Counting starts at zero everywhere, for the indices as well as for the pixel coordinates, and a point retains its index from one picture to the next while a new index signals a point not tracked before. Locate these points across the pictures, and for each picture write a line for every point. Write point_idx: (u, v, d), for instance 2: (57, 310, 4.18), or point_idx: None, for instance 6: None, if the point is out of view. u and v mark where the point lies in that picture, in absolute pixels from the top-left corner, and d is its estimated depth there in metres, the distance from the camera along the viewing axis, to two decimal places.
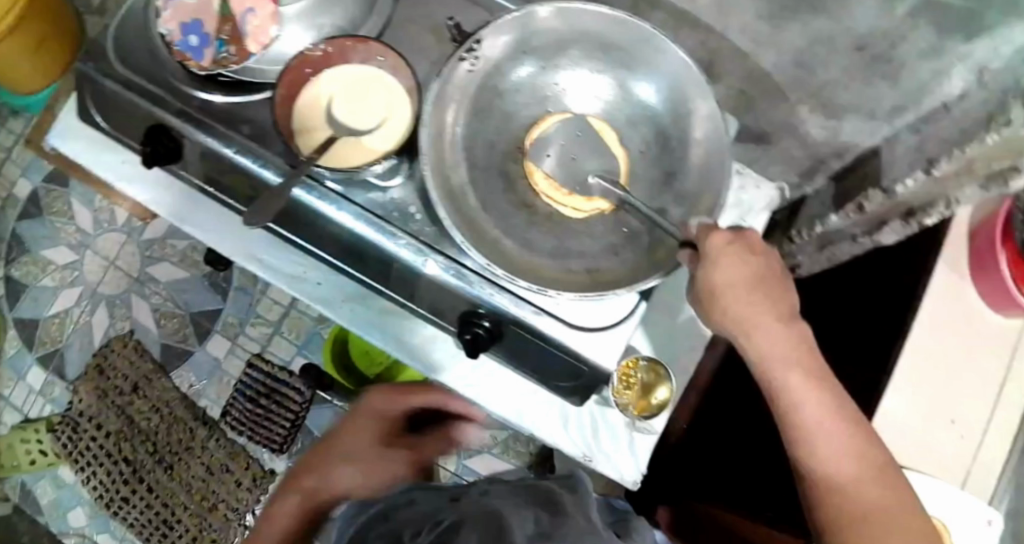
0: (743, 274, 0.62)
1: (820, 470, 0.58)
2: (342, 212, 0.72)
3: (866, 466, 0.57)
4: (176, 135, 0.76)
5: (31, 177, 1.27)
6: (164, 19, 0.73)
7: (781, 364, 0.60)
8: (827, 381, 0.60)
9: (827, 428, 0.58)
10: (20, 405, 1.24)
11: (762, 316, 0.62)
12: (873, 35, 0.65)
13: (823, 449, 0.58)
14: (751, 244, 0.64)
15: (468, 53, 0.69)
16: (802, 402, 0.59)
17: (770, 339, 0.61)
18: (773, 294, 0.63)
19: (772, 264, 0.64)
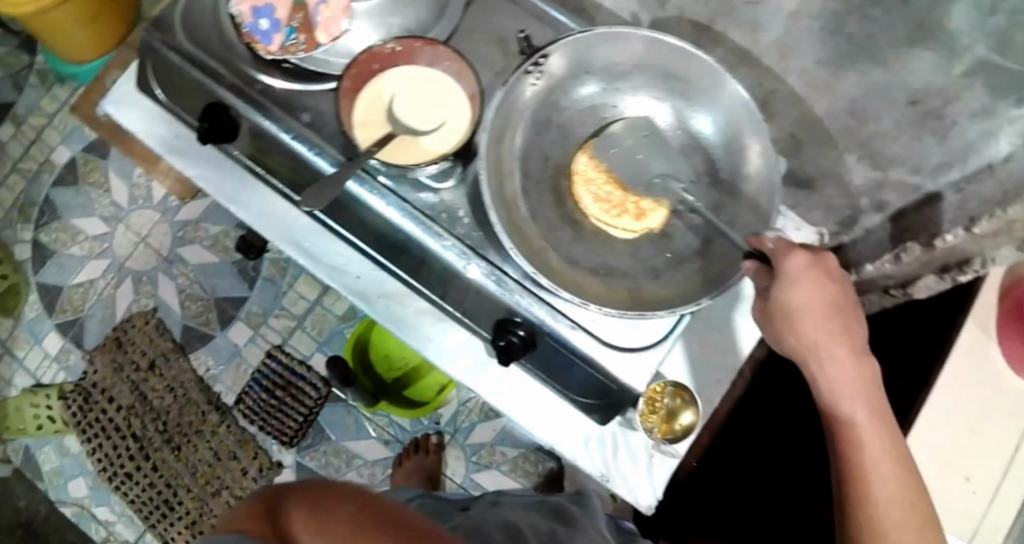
0: (823, 299, 0.66)
1: (867, 504, 0.62)
2: (391, 208, 0.74)
3: (910, 511, 0.61)
4: (233, 115, 0.77)
5: (71, 145, 1.28)
6: (236, 1, 0.75)
7: (845, 397, 0.64)
8: (887, 422, 0.64)
9: (879, 466, 0.62)
10: (34, 370, 1.24)
11: (837, 344, 0.65)
12: (928, 91, 0.67)
13: (874, 485, 0.62)
14: (831, 270, 0.67)
15: (534, 67, 0.70)
16: (862, 436, 0.63)
17: (838, 370, 0.65)
18: (850, 327, 0.66)
19: (851, 296, 0.67)
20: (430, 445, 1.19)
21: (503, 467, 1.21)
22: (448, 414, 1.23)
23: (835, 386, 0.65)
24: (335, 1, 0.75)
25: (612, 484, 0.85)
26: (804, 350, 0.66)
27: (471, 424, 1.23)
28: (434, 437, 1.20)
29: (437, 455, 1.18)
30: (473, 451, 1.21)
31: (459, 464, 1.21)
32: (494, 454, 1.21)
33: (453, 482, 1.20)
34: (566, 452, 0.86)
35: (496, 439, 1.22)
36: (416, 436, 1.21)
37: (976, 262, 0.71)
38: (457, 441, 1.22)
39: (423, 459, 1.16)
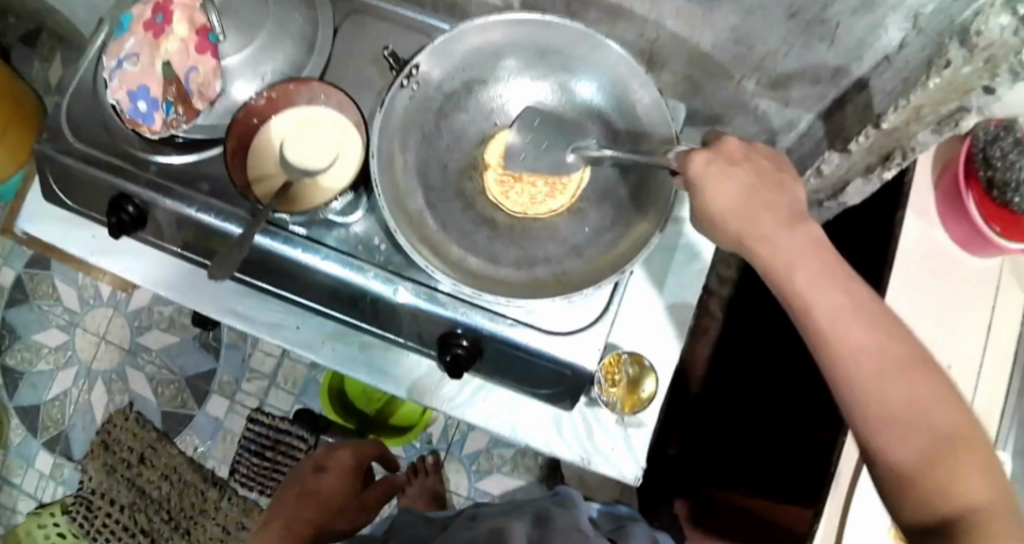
0: (735, 186, 0.58)
1: (848, 369, 0.51)
2: (310, 254, 0.74)
3: (893, 359, 0.50)
4: (138, 203, 0.77)
5: (13, 264, 1.30)
6: (112, 89, 0.75)
7: (787, 270, 0.54)
8: (840, 272, 0.54)
9: (840, 320, 0.52)
10: (34, 492, 1.26)
11: (763, 219, 0.57)
12: (804, 1, 0.63)
13: (843, 344, 0.51)
14: (735, 154, 0.59)
15: (407, 80, 0.70)
16: (814, 300, 0.53)
17: (769, 241, 0.56)
18: (773, 204, 0.57)
19: (770, 170, 0.59)
20: (427, 465, 1.20)
21: (504, 469, 1.23)
22: (437, 432, 1.25)
23: (773, 256, 0.55)
24: (204, 64, 0.72)
25: (596, 465, 0.86)
26: (737, 238, 0.58)
27: (463, 435, 1.24)
28: (430, 457, 1.22)
29: (438, 473, 1.20)
30: (471, 460, 1.23)
31: (459, 477, 1.23)
32: (492, 458, 1.23)
33: (459, 496, 1.22)
34: (542, 446, 0.86)
35: (490, 443, 1.24)
36: (413, 460, 1.23)
37: (895, 155, 0.72)
38: (454, 454, 1.24)
39: (424, 481, 1.18)
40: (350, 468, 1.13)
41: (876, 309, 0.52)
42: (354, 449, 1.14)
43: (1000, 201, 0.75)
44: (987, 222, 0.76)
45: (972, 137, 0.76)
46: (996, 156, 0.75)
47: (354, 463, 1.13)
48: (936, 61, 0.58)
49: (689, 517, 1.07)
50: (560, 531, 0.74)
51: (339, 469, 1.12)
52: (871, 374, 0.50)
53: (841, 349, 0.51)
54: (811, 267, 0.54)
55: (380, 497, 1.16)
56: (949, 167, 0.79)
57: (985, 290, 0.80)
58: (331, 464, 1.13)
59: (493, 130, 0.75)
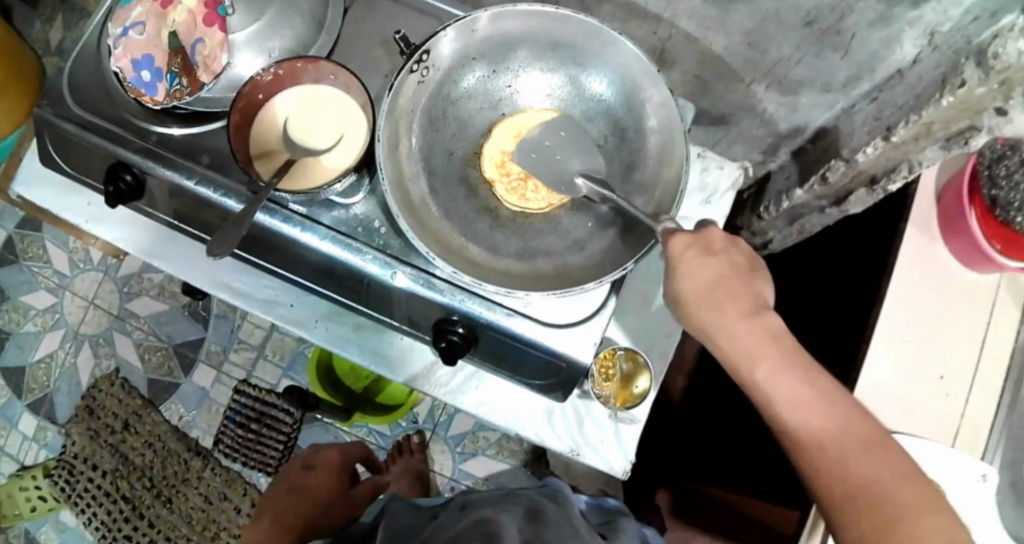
0: (705, 272, 0.60)
1: (813, 454, 0.53)
2: (309, 234, 0.73)
3: (856, 441, 0.53)
4: (137, 173, 0.76)
5: (4, 223, 1.28)
6: (116, 57, 0.73)
7: (748, 363, 0.56)
8: (800, 362, 0.56)
9: (802, 411, 0.54)
10: (16, 453, 1.26)
11: (725, 311, 0.58)
12: (821, 9, 0.62)
13: (805, 433, 0.54)
14: (713, 244, 0.61)
15: (417, 65, 0.69)
16: (774, 393, 0.55)
17: (734, 336, 0.57)
18: (738, 290, 0.59)
19: (739, 260, 0.60)
20: (412, 444, 1.22)
21: (489, 451, 1.23)
22: (424, 411, 1.25)
23: (735, 349, 0.57)
24: (211, 36, 0.72)
25: (585, 457, 0.86)
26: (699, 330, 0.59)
27: (449, 416, 1.25)
28: (416, 437, 1.23)
29: (422, 453, 1.22)
30: (457, 442, 1.24)
31: (444, 457, 1.24)
32: (478, 440, 1.24)
33: (443, 476, 1.23)
34: (531, 435, 0.86)
35: (475, 426, 1.24)
36: (399, 439, 1.24)
37: (901, 169, 0.72)
38: (439, 435, 1.24)
39: (408, 461, 1.20)
40: (336, 467, 1.13)
41: (838, 399, 0.54)
42: (341, 451, 1.16)
43: (1001, 219, 0.76)
44: (987, 241, 0.76)
45: (978, 155, 0.77)
46: (1001, 175, 0.77)
47: (339, 462, 1.14)
48: (951, 81, 0.58)
49: (671, 509, 1.09)
50: (548, 522, 0.75)
51: (325, 466, 1.13)
52: (833, 459, 0.53)
53: (808, 438, 0.54)
54: (773, 361, 0.56)
55: (367, 496, 1.14)
56: (954, 181, 0.80)
57: (982, 304, 0.81)
58: (317, 462, 1.14)
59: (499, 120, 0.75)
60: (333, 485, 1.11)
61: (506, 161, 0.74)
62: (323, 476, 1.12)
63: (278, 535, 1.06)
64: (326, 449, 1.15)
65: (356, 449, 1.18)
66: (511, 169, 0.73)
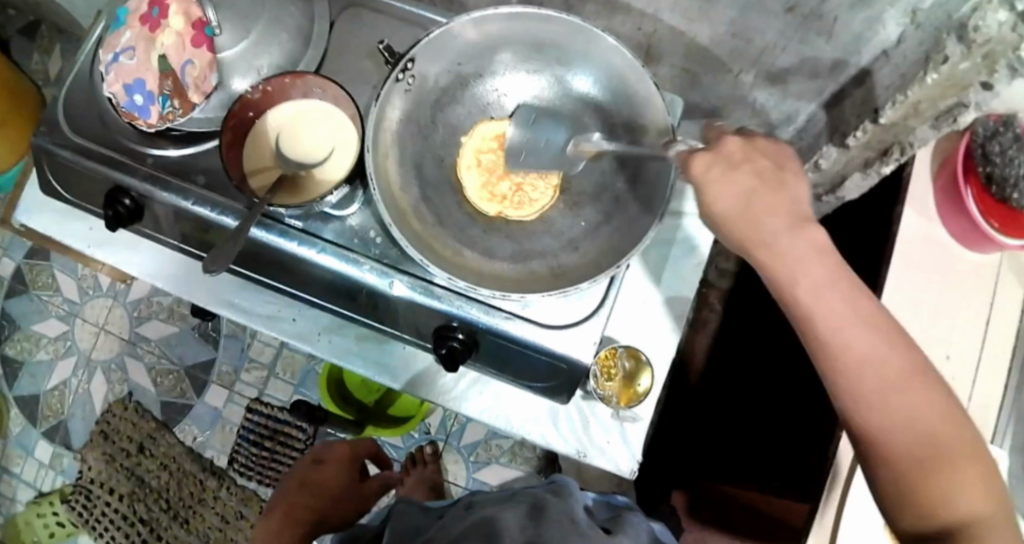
0: (736, 187, 0.55)
1: (852, 379, 0.50)
2: (305, 248, 0.74)
3: (901, 374, 0.50)
4: (135, 197, 0.77)
5: (12, 254, 1.30)
6: (108, 83, 0.75)
7: (795, 282, 0.52)
8: (851, 284, 0.52)
9: (843, 330, 0.51)
10: (32, 482, 1.27)
11: (772, 228, 0.53)
12: None
13: (850, 359, 0.50)
14: (735, 155, 0.55)
15: (402, 74, 0.69)
16: (821, 316, 0.51)
17: (784, 253, 0.53)
18: (779, 208, 0.54)
19: (768, 170, 0.55)
20: (426, 455, 1.21)
21: (503, 459, 1.23)
22: (436, 422, 1.25)
23: (782, 264, 0.53)
24: (200, 57, 0.72)
25: (592, 458, 0.86)
26: (744, 250, 0.54)
27: (462, 424, 1.25)
28: (428, 447, 1.22)
29: (435, 464, 1.20)
30: (470, 451, 1.24)
31: (458, 467, 1.23)
32: (491, 449, 1.24)
33: (458, 486, 1.23)
34: (538, 438, 0.86)
35: (489, 434, 1.24)
36: (412, 450, 1.24)
37: (892, 151, 0.72)
38: (452, 445, 1.24)
39: (423, 471, 1.18)
40: (345, 463, 1.15)
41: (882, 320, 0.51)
42: (350, 445, 1.17)
43: (1000, 197, 0.75)
44: (986, 219, 0.76)
45: (971, 131, 0.76)
46: (995, 152, 0.75)
47: (349, 457, 1.16)
48: (934, 57, 0.58)
49: (687, 509, 1.06)
50: (549, 518, 0.75)
51: (335, 462, 1.14)
52: (875, 390, 0.50)
53: (849, 362, 0.50)
54: (822, 280, 0.52)
55: (380, 490, 1.17)
56: (949, 162, 0.79)
57: (985, 284, 0.80)
58: (328, 457, 1.15)
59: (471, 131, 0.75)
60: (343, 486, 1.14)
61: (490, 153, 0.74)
62: (331, 475, 1.14)
63: (287, 526, 1.09)
64: (337, 444, 1.16)
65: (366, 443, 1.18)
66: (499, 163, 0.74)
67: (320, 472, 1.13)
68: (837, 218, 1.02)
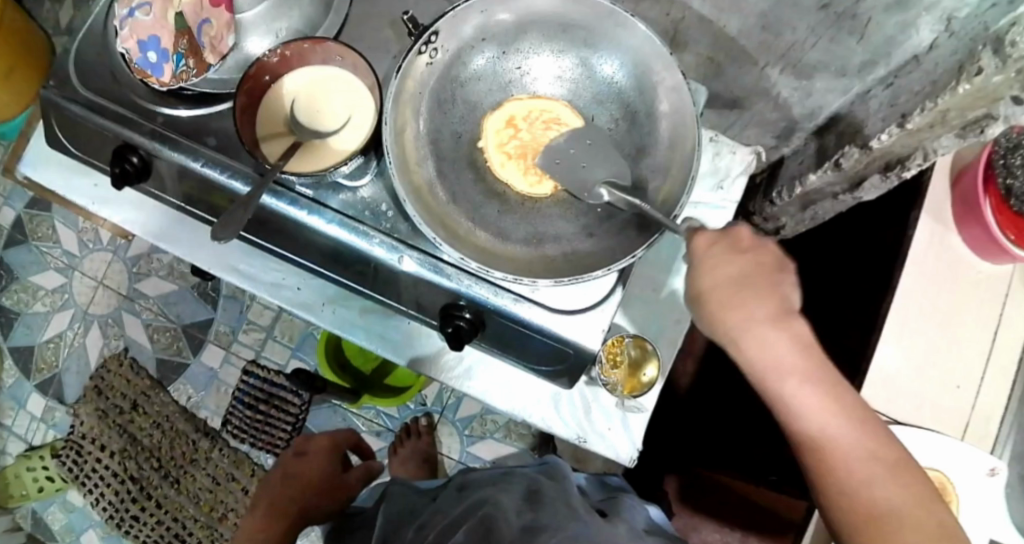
0: (727, 274, 0.58)
1: (833, 466, 0.56)
2: (315, 217, 0.73)
3: (882, 466, 0.55)
4: (143, 154, 0.75)
5: (12, 204, 1.28)
6: (122, 38, 0.72)
7: (775, 378, 0.57)
8: (829, 379, 0.57)
9: (823, 422, 0.56)
10: (24, 433, 1.27)
11: (757, 321, 0.57)
12: None
13: (836, 455, 0.56)
14: (741, 241, 0.59)
15: (426, 46, 0.68)
16: (800, 408, 0.57)
17: (762, 349, 0.57)
18: (767, 294, 0.57)
19: (768, 259, 0.59)
20: (421, 426, 1.22)
21: (497, 435, 1.23)
22: (432, 395, 1.25)
23: (764, 361, 0.57)
24: (217, 17, 0.72)
25: (591, 443, 0.86)
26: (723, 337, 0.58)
27: (458, 399, 1.25)
28: (423, 419, 1.23)
29: (430, 436, 1.22)
30: (465, 425, 1.24)
31: (453, 440, 1.24)
32: (486, 424, 1.23)
33: (450, 459, 1.23)
34: (538, 422, 0.86)
35: (484, 409, 1.24)
36: (406, 422, 1.24)
37: (914, 156, 0.71)
38: (448, 418, 1.24)
39: (416, 444, 1.20)
40: (327, 453, 1.15)
41: (861, 413, 0.57)
42: (332, 435, 1.17)
43: (1016, 209, 0.75)
44: (1003, 231, 0.75)
45: (993, 143, 0.76)
46: (1016, 165, 0.76)
47: (331, 446, 1.16)
48: (967, 68, 0.57)
49: (678, 495, 1.09)
50: (543, 503, 0.75)
51: (316, 452, 1.15)
52: (856, 477, 0.55)
53: (831, 449, 0.56)
54: (800, 377, 0.57)
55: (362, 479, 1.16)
56: (968, 171, 0.78)
57: (997, 294, 0.79)
58: (309, 448, 1.16)
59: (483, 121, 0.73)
60: (327, 476, 1.13)
61: (512, 128, 0.73)
62: (312, 466, 1.14)
63: (275, 519, 1.10)
64: (318, 436, 1.17)
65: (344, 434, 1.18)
66: (536, 127, 0.73)
67: (301, 464, 1.14)
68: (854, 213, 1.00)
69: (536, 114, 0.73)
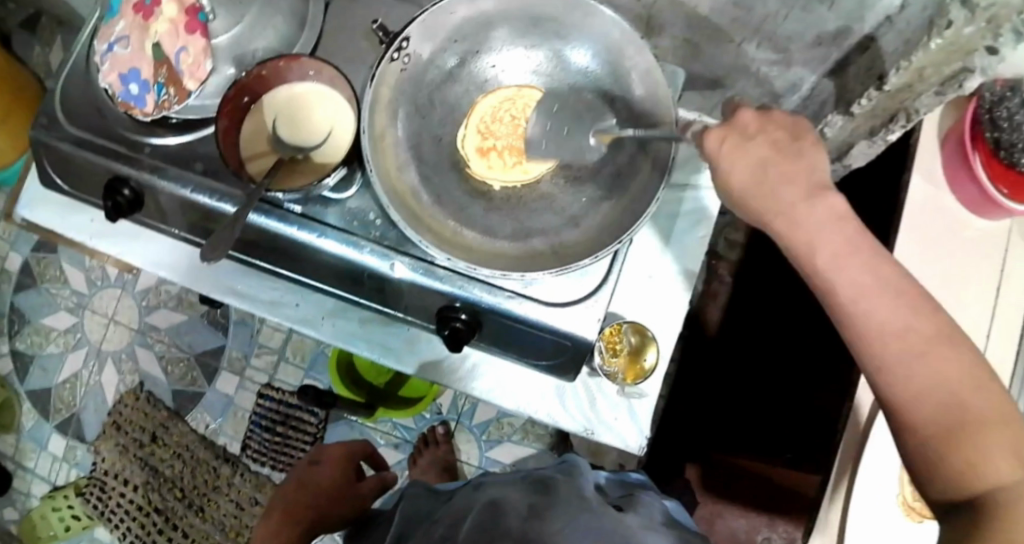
0: (753, 157, 0.55)
1: (872, 345, 0.50)
2: (305, 232, 0.73)
3: (923, 337, 0.49)
4: (134, 186, 0.77)
5: (20, 250, 1.31)
6: (104, 74, 0.74)
7: (806, 249, 0.53)
8: (865, 249, 0.52)
9: (861, 293, 0.51)
10: (48, 474, 1.29)
11: (784, 195, 0.54)
12: None
13: (872, 330, 0.50)
14: (750, 126, 0.56)
15: (398, 53, 0.68)
16: (833, 280, 0.52)
17: (791, 222, 0.53)
18: (791, 173, 0.54)
19: (785, 140, 0.55)
20: (438, 435, 1.22)
21: (515, 437, 1.23)
22: (447, 403, 1.25)
23: (795, 234, 0.53)
24: (193, 44, 0.71)
25: (599, 435, 0.86)
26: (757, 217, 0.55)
27: (472, 405, 1.25)
28: (440, 427, 1.23)
29: (449, 443, 1.22)
30: (482, 430, 1.24)
31: (471, 446, 1.24)
32: (502, 427, 1.24)
33: (471, 466, 1.23)
34: (545, 417, 0.86)
35: (499, 413, 1.24)
36: (424, 432, 1.24)
37: (898, 117, 0.71)
38: (464, 425, 1.24)
39: (435, 451, 1.20)
40: (341, 461, 1.15)
41: (901, 281, 0.50)
42: (345, 447, 1.17)
43: (1007, 161, 0.73)
44: (994, 185, 0.74)
45: (977, 98, 0.74)
46: (1002, 118, 0.73)
47: (344, 455, 1.16)
48: (937, 22, 0.57)
49: (700, 482, 1.10)
50: (556, 496, 0.74)
51: (330, 460, 1.15)
52: (894, 352, 0.49)
53: (866, 329, 0.50)
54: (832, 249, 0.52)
55: (376, 488, 1.15)
56: (955, 129, 0.77)
57: (998, 250, 0.78)
58: (325, 456, 1.16)
59: (460, 139, 0.74)
60: (341, 483, 1.13)
61: (490, 147, 0.73)
62: (326, 473, 1.13)
63: (284, 525, 1.08)
64: (331, 445, 1.17)
65: (357, 445, 1.18)
66: (497, 130, 0.73)
67: (315, 473, 1.14)
68: (857, 178, 0.98)
69: (487, 121, 0.74)
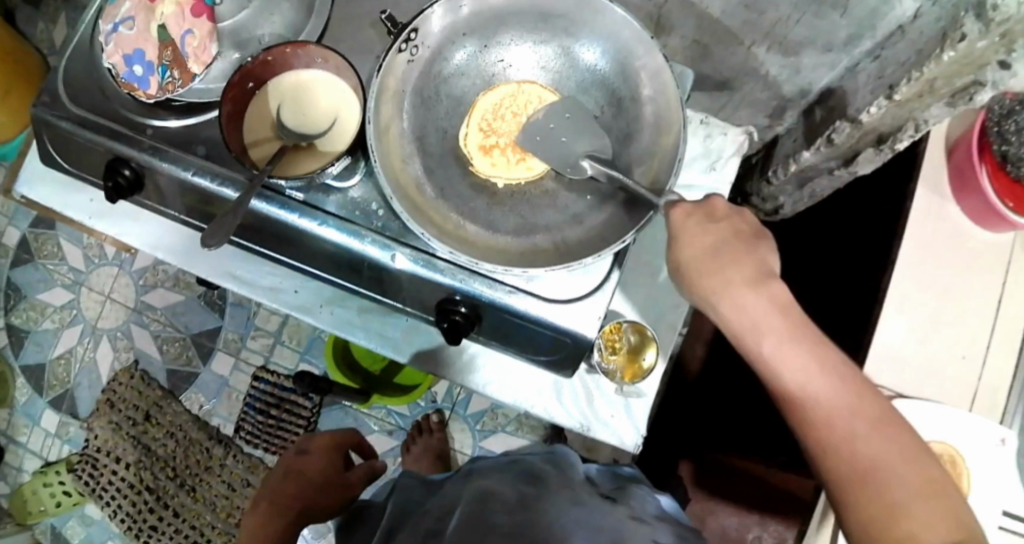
0: (708, 238, 0.59)
1: (819, 431, 0.54)
2: (307, 220, 0.73)
3: (864, 420, 0.53)
4: (135, 166, 0.76)
5: (17, 224, 1.30)
6: (108, 53, 0.74)
7: (753, 337, 0.56)
8: (806, 337, 0.55)
9: (806, 380, 0.54)
10: (40, 450, 1.29)
11: (733, 281, 0.58)
12: None
13: (816, 415, 0.54)
14: (716, 211, 0.60)
15: (406, 44, 0.68)
16: (780, 367, 0.55)
17: (739, 306, 0.57)
18: (742, 256, 0.58)
19: (746, 228, 0.60)
20: (432, 424, 1.23)
21: (509, 428, 1.23)
22: (442, 391, 1.26)
23: (742, 320, 0.57)
24: (199, 27, 0.72)
25: (595, 432, 0.86)
26: (707, 302, 0.59)
27: (467, 395, 1.25)
28: (435, 416, 1.24)
29: (442, 433, 1.22)
30: (476, 420, 1.24)
31: (465, 435, 1.24)
32: (497, 418, 1.24)
33: (464, 454, 1.24)
34: (541, 413, 0.86)
35: (494, 404, 1.24)
36: (417, 419, 1.25)
37: (907, 127, 0.71)
38: (458, 414, 1.25)
39: (428, 440, 1.20)
40: (329, 449, 1.13)
41: (842, 363, 0.55)
42: (331, 434, 1.16)
43: (1012, 175, 0.74)
44: (1000, 199, 0.74)
45: (986, 111, 0.74)
46: (1011, 132, 0.74)
47: (332, 444, 1.15)
48: (949, 35, 0.56)
49: (693, 479, 1.08)
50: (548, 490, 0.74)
51: (317, 448, 1.14)
52: (838, 434, 0.53)
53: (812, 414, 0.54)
54: (777, 334, 0.56)
55: (366, 477, 1.13)
56: (961, 142, 0.77)
57: (1000, 263, 0.79)
58: (311, 446, 1.14)
59: (463, 142, 0.73)
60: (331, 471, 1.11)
61: (492, 145, 0.73)
62: (314, 462, 1.11)
63: (275, 516, 1.04)
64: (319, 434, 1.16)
65: (343, 435, 1.18)
66: (499, 127, 0.73)
67: (304, 462, 1.11)
68: (861, 184, 0.98)
69: (487, 120, 0.73)
